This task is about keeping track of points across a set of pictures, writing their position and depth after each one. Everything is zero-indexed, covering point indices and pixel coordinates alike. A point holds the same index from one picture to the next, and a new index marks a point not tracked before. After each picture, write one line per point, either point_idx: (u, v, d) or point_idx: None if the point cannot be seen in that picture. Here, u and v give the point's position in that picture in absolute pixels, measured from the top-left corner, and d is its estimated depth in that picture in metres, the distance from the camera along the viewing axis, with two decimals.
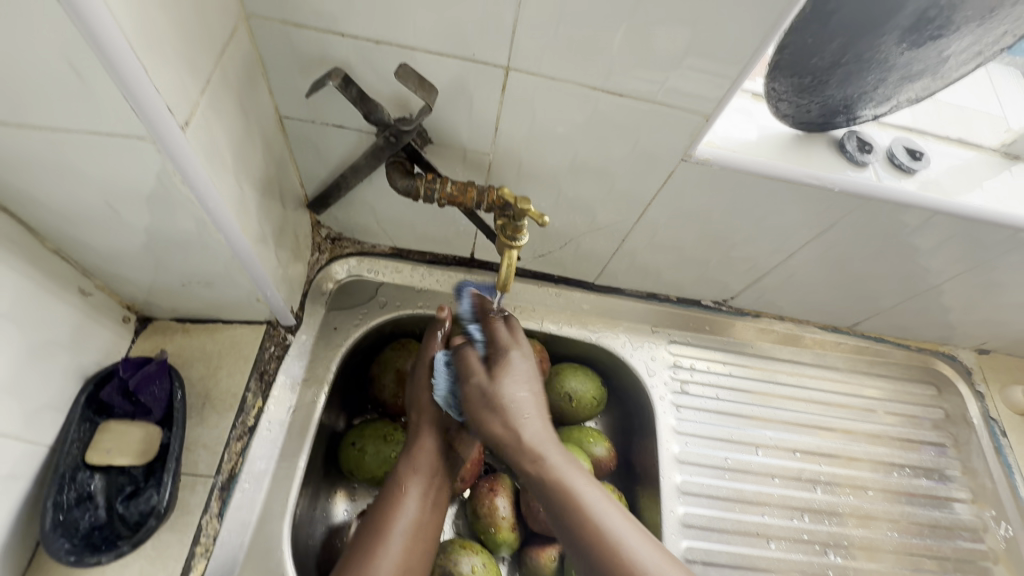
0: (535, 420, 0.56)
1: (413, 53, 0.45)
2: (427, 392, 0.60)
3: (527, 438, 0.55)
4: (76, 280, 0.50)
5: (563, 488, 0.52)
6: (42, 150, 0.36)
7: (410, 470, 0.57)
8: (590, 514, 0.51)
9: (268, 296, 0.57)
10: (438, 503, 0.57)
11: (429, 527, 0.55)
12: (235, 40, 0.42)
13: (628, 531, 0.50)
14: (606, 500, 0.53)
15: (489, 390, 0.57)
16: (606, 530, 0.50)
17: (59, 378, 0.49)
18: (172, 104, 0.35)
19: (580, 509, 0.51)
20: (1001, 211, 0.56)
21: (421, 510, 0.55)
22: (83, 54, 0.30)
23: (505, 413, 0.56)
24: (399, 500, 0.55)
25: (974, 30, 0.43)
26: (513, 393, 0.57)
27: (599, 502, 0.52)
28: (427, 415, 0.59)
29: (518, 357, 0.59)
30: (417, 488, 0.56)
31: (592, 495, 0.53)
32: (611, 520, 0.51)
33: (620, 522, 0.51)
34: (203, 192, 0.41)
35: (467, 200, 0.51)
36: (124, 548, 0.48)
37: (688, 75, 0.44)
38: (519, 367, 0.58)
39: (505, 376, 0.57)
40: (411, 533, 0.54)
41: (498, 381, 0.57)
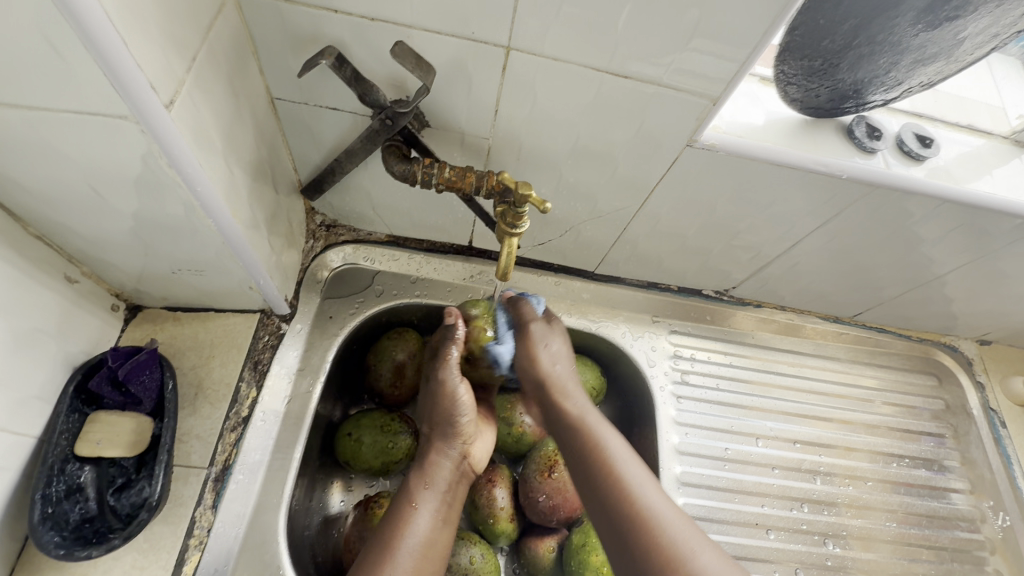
0: (569, 375, 0.57)
1: (409, 32, 0.43)
2: (437, 400, 0.58)
3: (565, 389, 0.55)
4: (62, 266, 0.49)
5: (591, 441, 0.51)
6: (21, 129, 0.35)
7: (422, 483, 0.55)
8: (615, 463, 0.49)
9: (261, 284, 0.55)
10: (450, 520, 0.54)
11: (439, 545, 0.52)
12: (222, 15, 0.40)
13: (647, 485, 0.47)
14: (633, 456, 0.51)
15: (533, 341, 0.57)
16: (628, 480, 0.48)
17: (46, 368, 0.48)
18: (154, 81, 0.34)
19: (604, 463, 0.49)
20: (1011, 200, 0.55)
21: (432, 527, 0.52)
22: (56, 26, 0.28)
23: (545, 362, 0.57)
24: (409, 514, 0.52)
25: (992, 11, 0.42)
26: (558, 349, 0.58)
27: (621, 454, 0.50)
28: (438, 426, 0.57)
29: (560, 324, 0.61)
30: (428, 503, 0.54)
31: (619, 449, 0.51)
32: (632, 473, 0.48)
33: (642, 475, 0.48)
34: (191, 173, 0.39)
35: (466, 186, 0.49)
36: (116, 541, 0.47)
37: (694, 57, 0.43)
38: (562, 329, 0.60)
39: (552, 334, 0.59)
40: (421, 551, 0.51)
41: (549, 332, 0.58)
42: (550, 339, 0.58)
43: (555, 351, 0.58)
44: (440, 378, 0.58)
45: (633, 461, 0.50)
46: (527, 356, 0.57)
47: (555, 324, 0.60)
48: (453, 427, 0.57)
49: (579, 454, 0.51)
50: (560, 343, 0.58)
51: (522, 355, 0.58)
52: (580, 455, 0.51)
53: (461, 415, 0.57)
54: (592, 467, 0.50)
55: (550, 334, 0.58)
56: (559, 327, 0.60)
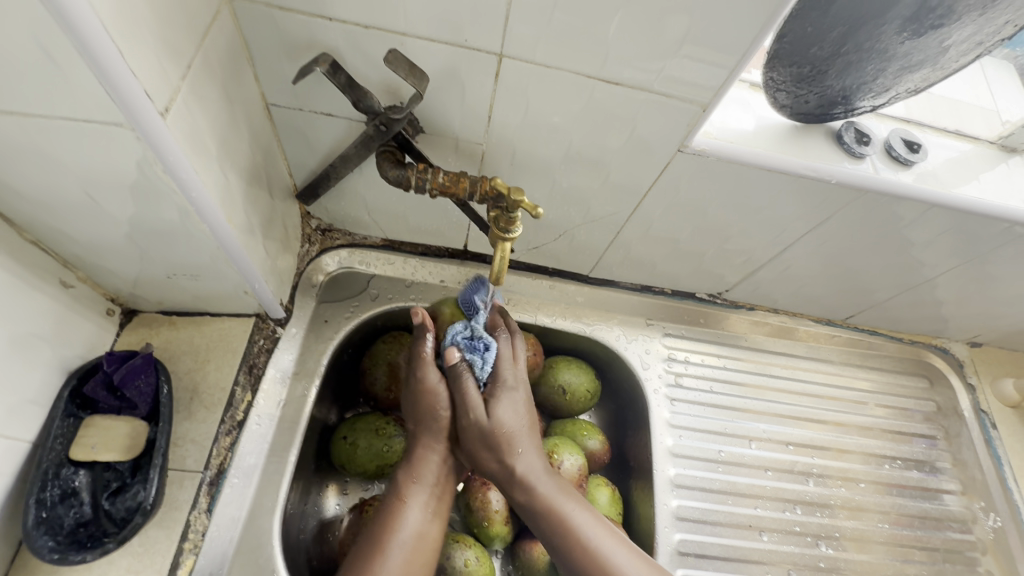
0: (524, 452, 0.56)
1: (402, 39, 0.43)
2: (419, 397, 0.58)
3: (520, 471, 0.55)
4: (57, 271, 0.49)
5: (557, 518, 0.54)
6: (16, 136, 0.35)
7: (411, 479, 0.56)
8: (585, 539, 0.53)
9: (256, 288, 0.56)
10: (441, 511, 0.56)
11: (430, 537, 0.54)
12: (217, 23, 0.41)
13: (616, 551, 0.53)
14: (599, 521, 0.55)
15: (482, 428, 0.56)
16: (600, 556, 0.52)
17: (41, 372, 0.48)
18: (149, 88, 0.34)
19: (574, 540, 0.53)
20: (998, 204, 0.55)
21: (422, 520, 0.54)
22: (52, 35, 0.29)
23: (495, 451, 0.56)
24: (399, 511, 0.54)
25: (976, 19, 0.43)
26: (509, 425, 0.56)
27: (591, 527, 0.54)
28: (423, 422, 0.58)
29: (507, 391, 0.57)
30: (418, 497, 0.55)
31: (587, 521, 0.54)
32: (603, 545, 0.53)
33: (610, 545, 0.53)
34: (186, 180, 0.39)
35: (460, 190, 0.50)
36: (110, 545, 0.48)
37: (685, 64, 0.43)
38: (511, 399, 0.57)
39: (496, 409, 0.56)
40: (412, 544, 0.52)
41: (491, 416, 0.56)
42: (498, 418, 0.56)
43: (510, 428, 0.56)
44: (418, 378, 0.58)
45: (601, 532, 0.54)
46: (474, 446, 0.56)
47: (494, 401, 0.57)
48: (438, 422, 0.57)
49: (546, 532, 0.54)
50: (508, 413, 0.56)
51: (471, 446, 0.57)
52: (547, 534, 0.54)
53: (443, 410, 0.57)
54: (561, 548, 0.53)
55: (493, 408, 0.56)
56: (503, 400, 0.57)
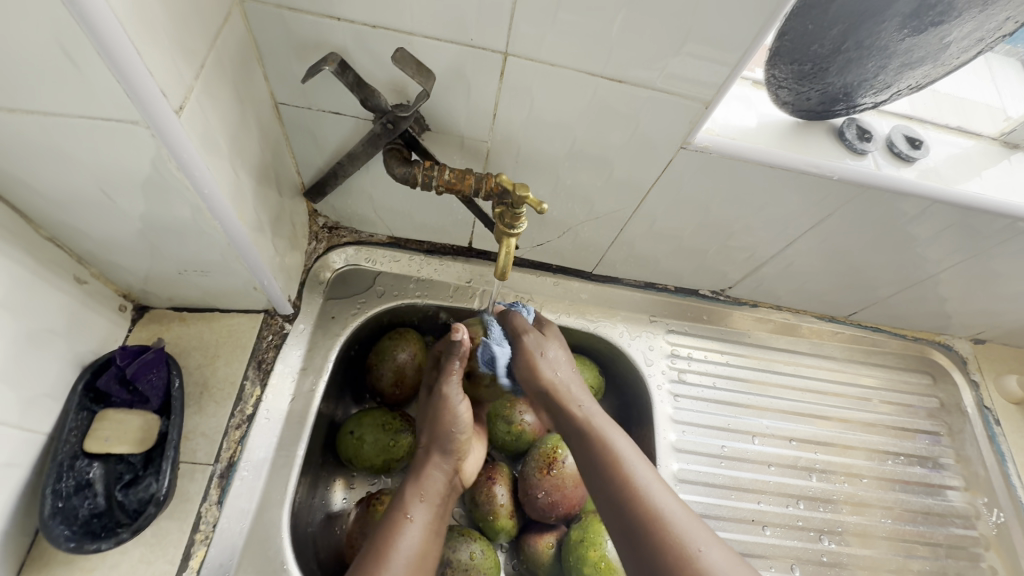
0: (571, 382, 0.61)
1: (410, 39, 0.44)
2: (437, 414, 0.60)
3: (576, 409, 0.57)
4: (72, 267, 0.50)
5: (598, 439, 0.54)
6: (35, 134, 0.36)
7: (416, 495, 0.56)
8: (625, 463, 0.52)
9: (266, 284, 0.56)
10: (439, 532, 0.56)
11: (429, 556, 0.54)
12: (229, 24, 0.42)
13: (654, 483, 0.50)
14: (639, 455, 0.53)
15: (530, 351, 0.61)
16: (636, 477, 0.50)
17: (56, 366, 0.49)
18: (165, 87, 0.35)
19: (615, 459, 0.52)
20: (1000, 200, 0.56)
21: (424, 538, 0.54)
22: (73, 36, 0.30)
23: (547, 370, 0.60)
24: (403, 527, 0.53)
25: (975, 16, 0.43)
26: (553, 373, 0.60)
27: (632, 454, 0.53)
28: (435, 439, 0.59)
29: (552, 346, 0.62)
30: (422, 514, 0.55)
31: (627, 447, 0.53)
32: (640, 471, 0.51)
33: (647, 475, 0.51)
34: (198, 177, 0.40)
35: (465, 187, 0.51)
36: (123, 536, 0.48)
37: (687, 62, 0.44)
38: (553, 352, 0.62)
39: (547, 344, 0.62)
40: (414, 561, 0.52)
41: (543, 347, 0.62)
42: (547, 357, 0.61)
43: (556, 360, 0.62)
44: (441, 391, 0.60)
45: (641, 462, 0.52)
46: (529, 374, 0.60)
47: (541, 343, 0.62)
48: (451, 442, 0.59)
49: (590, 455, 0.54)
50: (557, 352, 0.62)
51: (523, 376, 0.61)
52: (589, 457, 0.54)
53: (458, 429, 0.59)
54: (601, 473, 0.52)
55: (548, 341, 0.63)
56: (548, 350, 0.62)
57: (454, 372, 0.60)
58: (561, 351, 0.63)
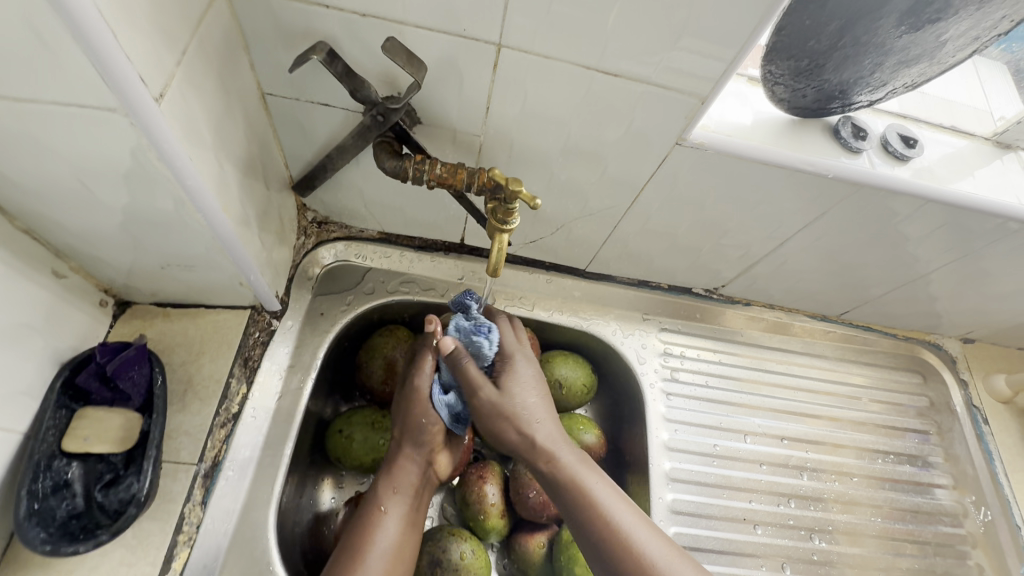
0: (548, 427, 0.54)
1: (400, 28, 0.43)
2: (411, 407, 0.57)
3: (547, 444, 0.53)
4: (50, 261, 0.48)
5: (578, 489, 0.51)
6: (8, 121, 0.35)
7: (389, 489, 0.56)
8: (606, 511, 0.50)
9: (252, 280, 0.55)
10: (416, 523, 0.56)
11: (407, 547, 0.54)
12: (213, 9, 0.40)
13: (639, 527, 0.49)
14: (619, 496, 0.51)
15: (496, 401, 0.55)
16: (622, 527, 0.49)
17: (33, 363, 0.47)
18: (143, 73, 0.33)
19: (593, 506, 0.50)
20: (993, 200, 0.56)
21: (400, 531, 0.54)
22: (45, 17, 0.29)
23: (513, 423, 0.54)
24: (377, 520, 0.53)
25: (973, 14, 0.43)
26: (523, 404, 0.55)
27: (612, 500, 0.50)
28: (409, 433, 0.57)
29: (521, 364, 0.57)
30: (396, 508, 0.55)
31: (606, 492, 0.51)
32: (623, 517, 0.49)
33: (628, 515, 0.50)
34: (181, 167, 0.39)
35: (457, 182, 0.50)
36: (103, 536, 0.47)
37: (683, 56, 0.43)
38: (524, 373, 0.57)
39: (512, 387, 0.55)
40: (391, 555, 0.52)
41: (505, 394, 0.55)
42: (512, 397, 0.55)
43: (526, 406, 0.55)
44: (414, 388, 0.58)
45: (624, 505, 0.51)
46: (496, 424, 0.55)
47: (507, 376, 0.56)
48: (424, 433, 0.57)
49: (568, 500, 0.51)
50: (526, 396, 0.55)
51: (489, 425, 0.56)
52: (569, 507, 0.51)
53: (432, 422, 0.57)
54: (590, 534, 0.49)
55: (510, 392, 0.55)
56: (518, 373, 0.56)
57: (426, 367, 0.59)
58: (529, 394, 0.56)
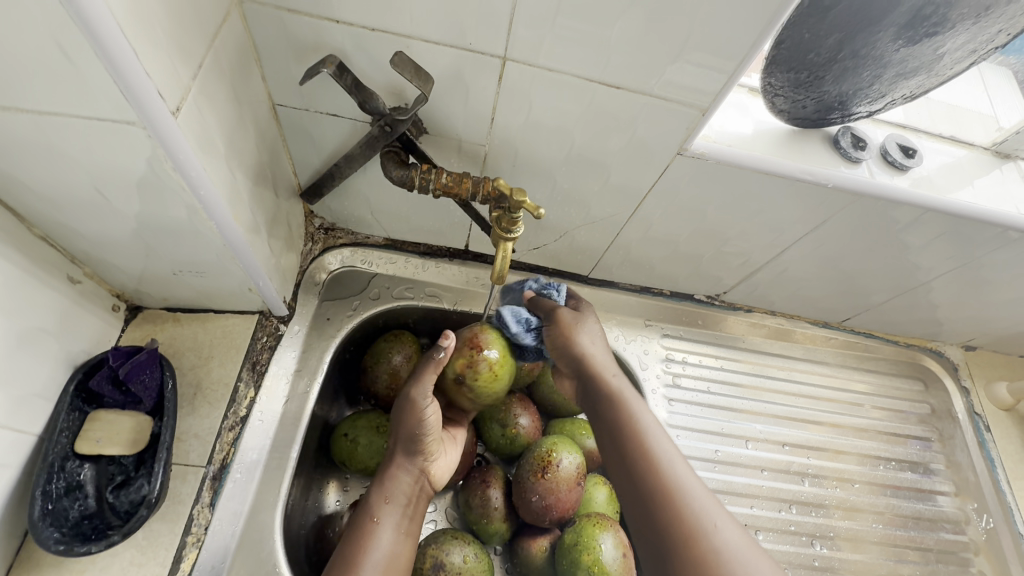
0: (607, 357, 0.61)
1: (408, 42, 0.44)
2: (406, 417, 0.57)
3: (615, 385, 0.58)
4: (64, 267, 0.49)
5: (640, 435, 0.53)
6: (29, 132, 0.36)
7: (383, 499, 0.56)
8: (651, 442, 0.52)
9: (261, 285, 0.56)
10: (412, 533, 0.55)
11: (403, 558, 0.53)
12: (227, 25, 0.41)
13: (683, 470, 0.50)
14: (678, 455, 0.52)
15: (570, 321, 0.63)
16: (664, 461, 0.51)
17: (48, 366, 0.48)
18: (162, 87, 0.35)
19: (644, 438, 0.53)
20: (992, 209, 0.56)
21: (396, 541, 0.53)
22: (70, 35, 0.30)
23: (581, 344, 0.61)
24: (371, 530, 0.53)
25: (969, 28, 0.44)
26: (588, 339, 0.62)
27: (671, 454, 0.52)
28: (403, 441, 0.58)
29: (590, 313, 0.65)
30: (390, 517, 0.55)
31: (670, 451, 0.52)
32: (669, 456, 0.52)
33: (681, 465, 0.51)
34: (194, 177, 0.40)
35: (462, 190, 0.51)
36: (115, 537, 0.48)
37: (685, 69, 0.44)
38: (593, 329, 0.63)
39: (584, 328, 0.62)
40: (386, 565, 0.52)
41: (578, 325, 0.62)
42: (584, 329, 0.62)
43: (595, 337, 0.62)
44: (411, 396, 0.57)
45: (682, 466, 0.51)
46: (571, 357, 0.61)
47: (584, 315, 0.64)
48: (417, 443, 0.57)
49: (629, 444, 0.52)
50: (595, 332, 0.63)
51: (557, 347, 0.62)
52: (626, 451, 0.53)
53: (425, 433, 0.57)
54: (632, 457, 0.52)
55: (585, 323, 0.63)
56: (589, 324, 0.63)
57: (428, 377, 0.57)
58: (599, 335, 0.63)
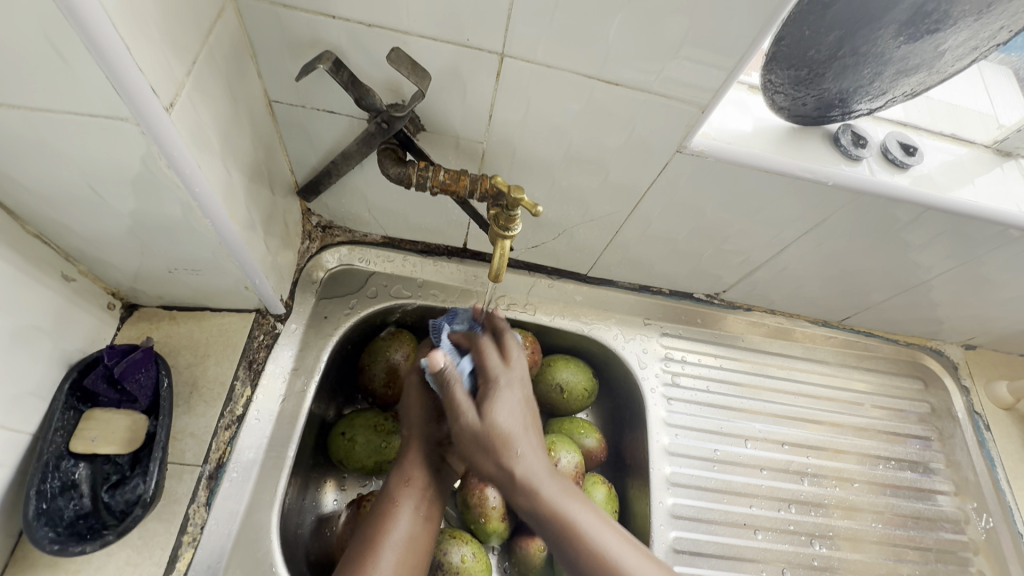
0: (523, 437, 0.53)
1: (405, 38, 0.44)
2: (421, 403, 0.59)
3: (521, 474, 0.52)
4: (59, 265, 0.49)
5: (566, 523, 0.50)
6: (21, 128, 0.35)
7: (402, 483, 0.56)
8: (583, 532, 0.50)
9: (257, 284, 0.56)
10: (431, 517, 0.55)
11: (422, 542, 0.53)
12: (222, 20, 0.41)
13: (624, 549, 0.50)
14: (603, 521, 0.52)
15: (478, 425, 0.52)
16: (607, 551, 0.49)
17: (42, 365, 0.48)
18: (155, 84, 0.34)
19: (574, 531, 0.50)
20: (993, 207, 0.56)
21: (414, 525, 0.54)
22: (60, 30, 0.29)
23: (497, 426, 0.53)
24: (390, 514, 0.53)
25: (971, 25, 0.43)
26: (504, 426, 0.52)
27: (596, 525, 0.51)
28: (420, 425, 0.59)
29: (494, 361, 0.56)
30: (410, 501, 0.55)
31: (595, 523, 0.51)
32: (605, 539, 0.50)
33: (618, 542, 0.50)
34: (189, 175, 0.40)
35: (460, 188, 0.50)
36: (109, 537, 0.48)
37: (684, 65, 0.44)
38: (508, 399, 0.54)
39: (492, 410, 0.53)
40: (403, 547, 0.52)
41: (486, 413, 0.53)
42: (494, 417, 0.52)
43: (509, 405, 0.54)
44: (421, 388, 0.60)
45: (608, 530, 0.51)
46: (473, 452, 0.53)
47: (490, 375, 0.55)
48: (435, 425, 0.58)
49: (558, 538, 0.50)
50: (512, 397, 0.54)
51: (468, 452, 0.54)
52: (558, 544, 0.50)
53: (440, 413, 0.58)
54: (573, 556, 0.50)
55: (506, 382, 0.55)
56: (501, 399, 0.54)
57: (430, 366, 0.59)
58: (514, 399, 0.55)
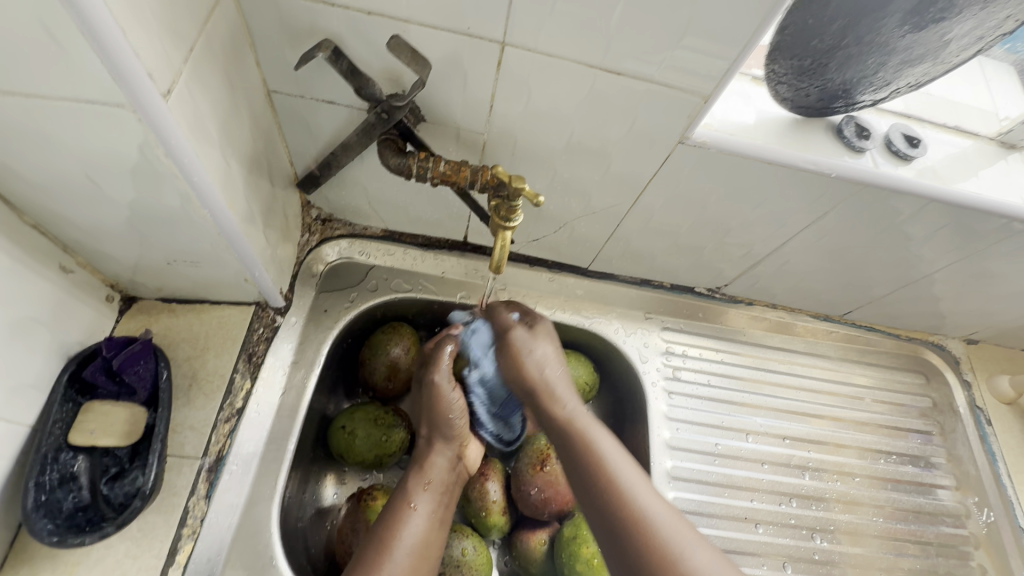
0: (560, 376, 0.56)
1: (405, 27, 0.43)
2: (434, 404, 0.59)
3: (567, 412, 0.54)
4: (57, 256, 0.49)
5: (589, 448, 0.51)
6: (17, 115, 0.35)
7: (419, 483, 0.56)
8: (608, 462, 0.50)
9: (257, 276, 0.56)
10: (444, 520, 0.55)
11: (435, 545, 0.53)
12: (219, 8, 0.41)
13: (642, 487, 0.48)
14: (626, 458, 0.51)
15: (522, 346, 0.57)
16: (625, 483, 0.48)
17: (40, 357, 0.48)
18: (152, 71, 0.34)
19: (595, 457, 0.50)
20: (997, 200, 0.56)
21: (428, 527, 0.53)
22: (55, 13, 0.29)
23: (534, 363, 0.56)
24: (406, 515, 0.53)
25: (977, 13, 0.43)
26: (540, 366, 0.56)
27: (618, 457, 0.50)
28: (436, 427, 0.59)
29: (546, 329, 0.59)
30: (425, 503, 0.54)
31: (614, 452, 0.51)
32: (626, 474, 0.49)
33: (637, 480, 0.49)
34: (188, 164, 0.39)
35: (460, 179, 0.50)
36: (109, 528, 0.47)
37: (687, 55, 0.43)
38: (545, 349, 0.57)
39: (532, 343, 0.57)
40: (417, 551, 0.51)
41: (530, 345, 0.57)
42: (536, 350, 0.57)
43: (547, 354, 0.57)
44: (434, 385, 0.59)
45: (630, 466, 0.50)
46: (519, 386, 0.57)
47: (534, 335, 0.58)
48: (451, 427, 0.59)
49: (578, 460, 0.51)
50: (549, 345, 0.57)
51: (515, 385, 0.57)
52: (577, 466, 0.51)
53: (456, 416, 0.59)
54: (590, 479, 0.49)
55: (539, 338, 0.57)
56: (541, 345, 0.57)
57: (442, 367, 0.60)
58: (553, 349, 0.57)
